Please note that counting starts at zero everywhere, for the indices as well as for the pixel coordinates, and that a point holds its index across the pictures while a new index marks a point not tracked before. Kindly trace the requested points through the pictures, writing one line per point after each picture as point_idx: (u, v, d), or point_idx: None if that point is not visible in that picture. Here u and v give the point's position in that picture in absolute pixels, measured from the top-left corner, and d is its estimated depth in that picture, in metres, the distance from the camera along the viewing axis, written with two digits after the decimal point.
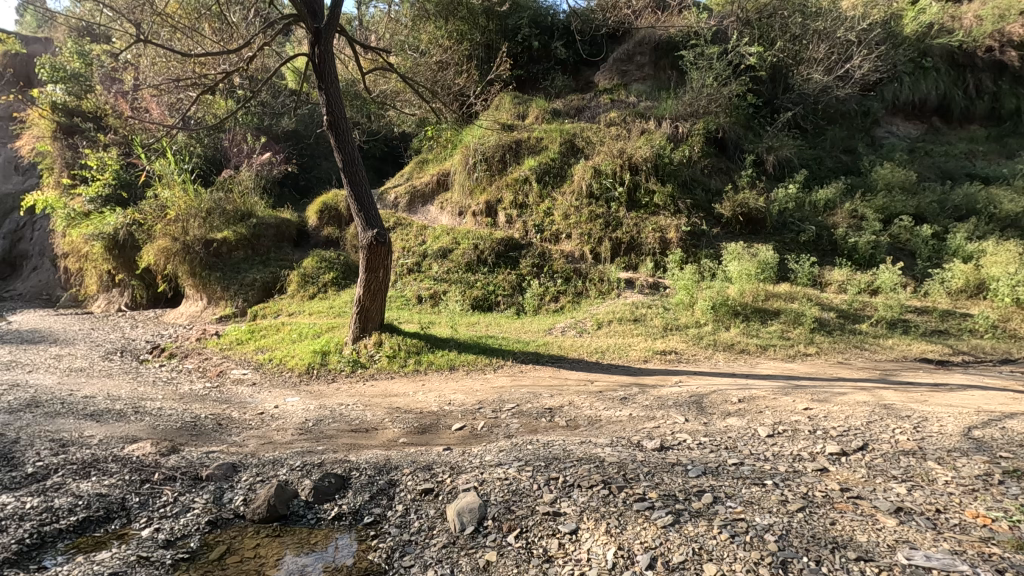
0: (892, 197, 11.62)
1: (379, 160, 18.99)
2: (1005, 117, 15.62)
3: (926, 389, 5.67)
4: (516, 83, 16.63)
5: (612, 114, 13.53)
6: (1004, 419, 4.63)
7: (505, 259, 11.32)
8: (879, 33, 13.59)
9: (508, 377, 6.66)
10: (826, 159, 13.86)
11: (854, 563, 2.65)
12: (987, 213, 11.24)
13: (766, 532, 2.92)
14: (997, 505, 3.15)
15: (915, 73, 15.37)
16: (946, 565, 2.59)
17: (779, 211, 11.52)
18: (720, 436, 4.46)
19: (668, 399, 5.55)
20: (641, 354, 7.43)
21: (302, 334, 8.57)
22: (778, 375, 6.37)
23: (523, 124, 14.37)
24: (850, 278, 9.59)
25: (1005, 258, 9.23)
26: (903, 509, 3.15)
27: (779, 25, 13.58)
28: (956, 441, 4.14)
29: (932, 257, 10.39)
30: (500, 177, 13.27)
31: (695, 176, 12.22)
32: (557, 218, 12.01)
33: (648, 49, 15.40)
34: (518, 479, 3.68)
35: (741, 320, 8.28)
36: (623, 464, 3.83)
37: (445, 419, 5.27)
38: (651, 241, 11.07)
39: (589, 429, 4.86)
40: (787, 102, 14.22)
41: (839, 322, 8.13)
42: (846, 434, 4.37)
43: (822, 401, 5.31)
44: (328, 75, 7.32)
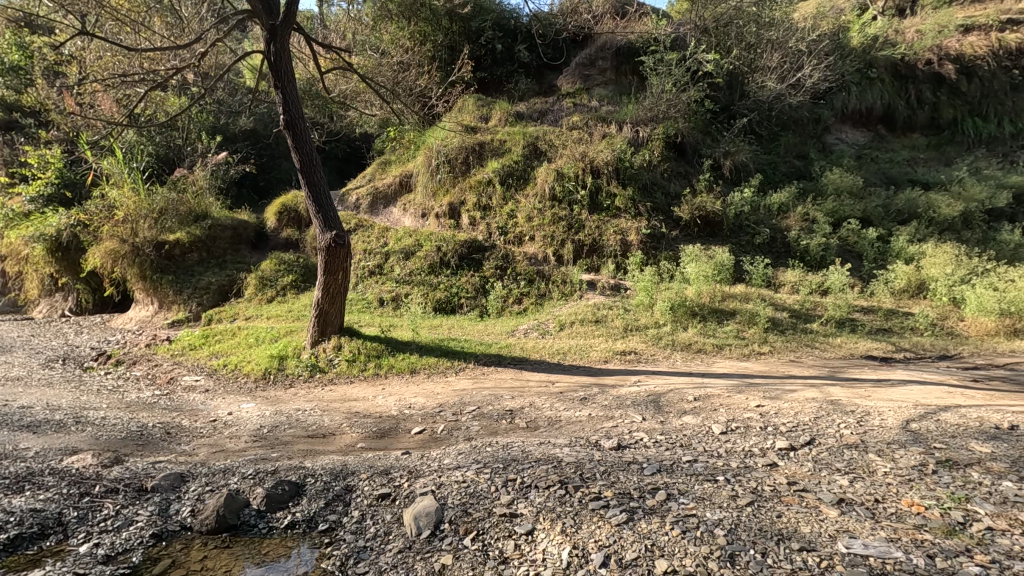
0: (841, 201, 12.12)
1: (341, 160, 18.74)
2: (943, 126, 16.35)
3: (869, 385, 5.93)
4: (479, 86, 16.67)
5: (575, 118, 13.74)
6: (939, 412, 4.88)
7: (468, 261, 11.31)
8: (827, 44, 14.23)
9: (470, 380, 6.63)
10: (780, 164, 14.37)
11: (797, 553, 2.75)
12: (927, 217, 11.84)
13: (715, 527, 3.00)
14: (930, 493, 3.33)
15: (862, 83, 16.06)
16: (882, 553, 2.71)
17: (735, 214, 11.89)
18: (675, 434, 4.57)
19: (626, 399, 5.63)
20: (602, 354, 7.54)
21: (259, 338, 8.36)
22: (733, 373, 6.54)
23: (486, 126, 14.43)
24: (802, 279, 9.97)
25: (942, 259, 9.76)
26: (845, 500, 3.28)
27: (734, 33, 14.05)
28: (895, 434, 4.35)
29: (878, 259, 10.87)
30: (463, 178, 13.27)
31: (655, 179, 12.48)
32: (520, 220, 12.07)
33: (610, 54, 15.68)
34: (476, 481, 3.68)
35: (698, 320, 8.50)
36: (580, 464, 3.87)
37: (405, 423, 5.22)
38: (612, 243, 11.23)
39: (548, 429, 4.90)
40: (743, 108, 14.66)
41: (791, 322, 8.43)
42: (795, 430, 4.53)
43: (774, 397, 5.49)
44: (285, 72, 7.14)
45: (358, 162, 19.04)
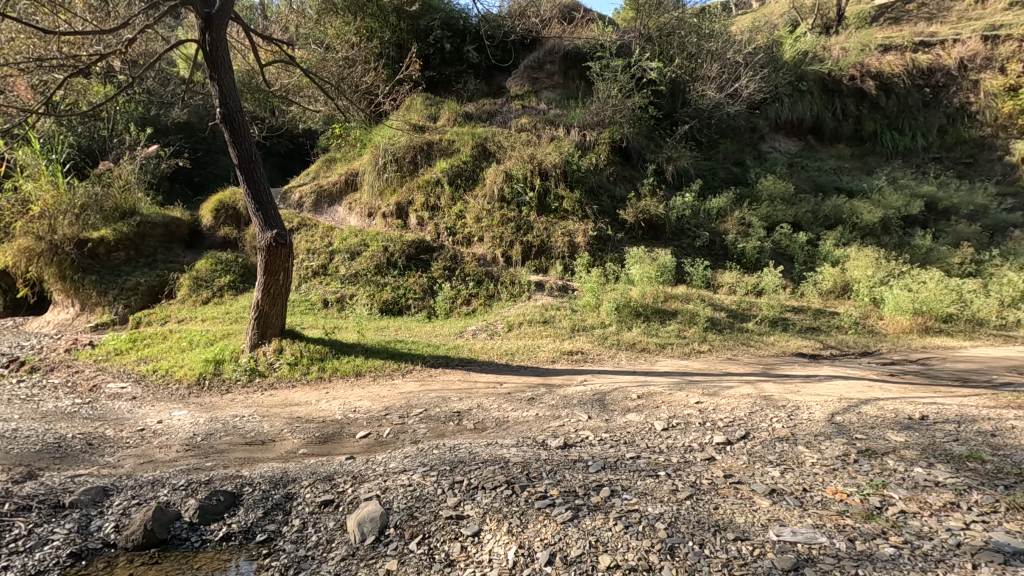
0: (774, 206, 12.79)
1: (284, 157, 18.13)
2: (865, 138, 17.44)
3: (799, 380, 6.29)
4: (427, 85, 16.54)
5: (523, 120, 13.86)
6: (860, 405, 5.23)
7: (416, 261, 11.16)
8: (762, 57, 15.00)
9: (417, 383, 6.53)
10: (718, 170, 14.99)
11: (732, 543, 2.87)
12: (851, 223, 12.65)
13: (657, 521, 3.09)
14: (852, 481, 3.56)
15: (793, 95, 17.01)
16: (808, 539, 2.88)
17: (677, 218, 12.32)
18: (619, 431, 4.68)
19: (573, 398, 5.72)
20: (549, 354, 7.63)
21: (194, 342, 7.95)
22: (675, 371, 6.77)
23: (435, 126, 14.33)
24: (738, 280, 10.44)
25: (864, 262, 10.47)
26: (777, 490, 3.46)
27: (676, 43, 14.57)
28: (821, 426, 4.63)
29: (807, 261, 11.52)
30: (411, 178, 13.13)
31: (601, 182, 12.75)
32: (469, 221, 12.04)
33: (558, 58, 15.94)
34: (422, 484, 3.64)
35: (642, 320, 8.75)
36: (527, 464, 3.90)
37: (350, 427, 5.09)
38: (560, 245, 11.37)
39: (496, 430, 4.91)
40: (684, 116, 15.21)
41: (728, 321, 8.82)
42: (731, 425, 4.74)
43: (712, 394, 5.72)
44: (222, 64, 6.83)
45: (302, 159, 18.47)
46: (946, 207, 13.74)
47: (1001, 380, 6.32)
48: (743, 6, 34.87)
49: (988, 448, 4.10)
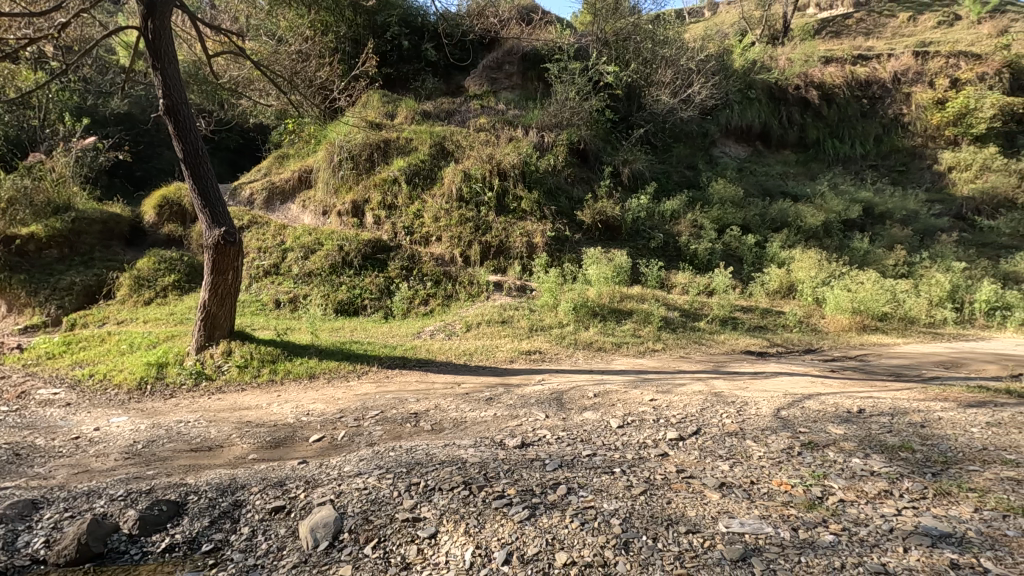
0: (725, 209, 13.23)
1: (233, 152, 17.49)
2: (809, 145, 18.27)
3: (747, 377, 6.54)
4: (384, 82, 16.31)
5: (482, 120, 13.85)
6: (803, 400, 5.48)
7: (372, 261, 10.97)
8: (713, 64, 15.50)
9: (373, 384, 6.41)
10: (672, 173, 15.39)
11: (684, 536, 2.95)
12: (796, 226, 13.21)
13: (612, 517, 3.14)
14: (796, 472, 3.72)
15: (743, 102, 17.66)
16: (756, 530, 2.99)
17: (632, 219, 12.59)
18: (576, 429, 4.73)
19: (531, 397, 5.76)
20: (508, 354, 7.64)
21: (134, 345, 7.55)
22: (630, 370, 6.91)
23: (392, 124, 14.14)
24: (691, 281, 10.76)
25: (808, 264, 10.97)
26: (726, 483, 3.58)
27: (632, 48, 14.87)
28: (768, 421, 4.82)
29: (756, 263, 11.97)
30: (367, 176, 12.92)
31: (559, 184, 12.89)
32: (426, 220, 11.94)
33: (517, 59, 16.02)
34: (378, 487, 3.58)
35: (598, 319, 8.89)
36: (484, 464, 3.90)
37: (302, 431, 4.95)
38: (518, 245, 11.41)
39: (454, 431, 4.87)
40: (640, 119, 15.55)
41: (681, 320, 9.07)
42: (684, 421, 4.88)
43: (665, 391, 5.87)
44: (166, 52, 6.52)
45: (252, 155, 17.86)
46: (881, 212, 14.54)
47: (929, 375, 6.75)
48: (696, 14, 35.84)
49: (917, 438, 4.37)
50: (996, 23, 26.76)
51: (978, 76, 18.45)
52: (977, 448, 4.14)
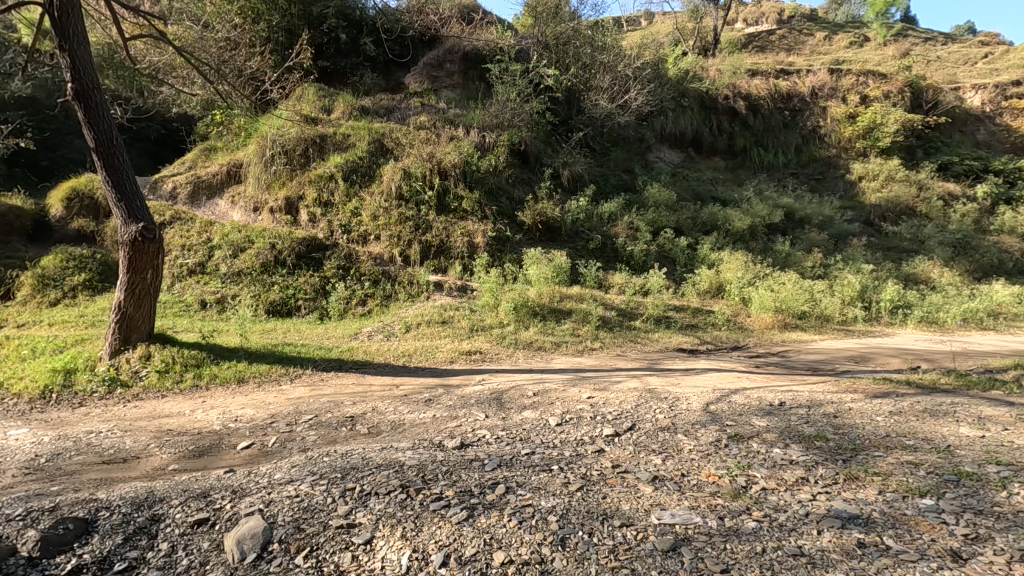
0: (659, 212, 13.71)
1: (154, 143, 16.40)
2: (737, 152, 19.26)
3: (679, 373, 6.81)
4: (321, 75, 15.83)
5: (422, 118, 13.69)
6: (730, 394, 5.76)
7: (307, 260, 10.58)
8: (649, 72, 16.05)
9: (307, 388, 6.18)
10: (610, 176, 15.78)
11: (618, 530, 3.03)
12: (724, 229, 13.88)
13: (549, 514, 3.18)
14: (723, 464, 3.91)
15: (676, 110, 18.40)
16: (685, 520, 3.11)
17: (572, 221, 12.82)
18: (515, 429, 4.76)
19: (471, 398, 5.75)
20: (448, 355, 7.58)
21: (37, 349, 6.91)
22: (569, 368, 7.03)
23: (328, 118, 13.73)
24: (627, 281, 11.08)
25: (735, 266, 11.58)
26: (659, 477, 3.71)
27: (572, 52, 15.17)
28: (698, 415, 5.04)
29: (688, 264, 12.48)
30: (302, 172, 12.50)
31: (500, 184, 12.94)
32: (365, 219, 11.66)
33: (458, 58, 15.98)
34: (311, 494, 3.46)
35: (539, 319, 8.99)
36: (422, 466, 3.85)
37: (229, 438, 4.71)
38: (459, 245, 11.33)
39: (391, 433, 4.79)
40: (579, 123, 15.89)
41: (618, 319, 9.33)
42: (620, 417, 5.01)
43: (602, 389, 6.01)
44: (74, 32, 5.99)
45: (176, 146, 16.82)
46: (801, 217, 15.52)
47: (842, 369, 7.27)
48: (633, 23, 36.99)
49: (831, 427, 4.70)
50: (900, 46, 29.22)
51: (884, 94, 20.09)
52: (882, 435, 4.50)
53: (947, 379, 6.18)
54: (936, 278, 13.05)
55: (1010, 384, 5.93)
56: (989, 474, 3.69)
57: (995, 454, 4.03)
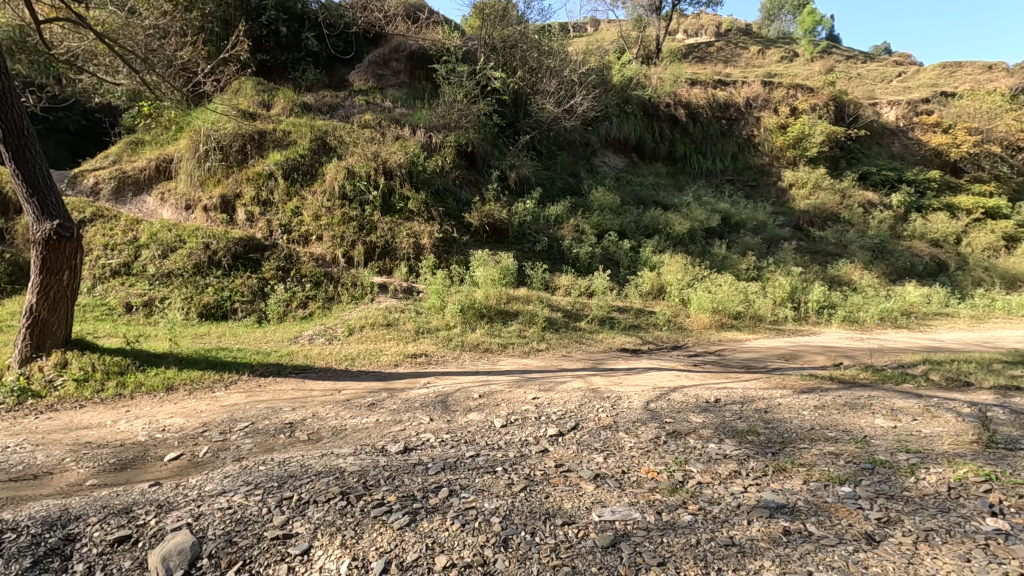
0: (604, 216, 14.02)
1: (73, 135, 15.30)
2: (678, 158, 19.95)
3: (622, 373, 7.01)
4: (260, 69, 15.32)
5: (367, 116, 13.42)
6: (670, 392, 5.97)
7: (244, 261, 10.13)
8: (594, 78, 16.41)
9: (242, 394, 5.91)
10: (557, 179, 15.98)
11: (560, 528, 3.07)
12: (666, 233, 14.34)
13: (492, 515, 3.19)
14: (662, 460, 4.04)
15: (620, 115, 18.91)
16: (625, 516, 3.20)
17: (519, 223, 12.92)
18: (460, 431, 4.74)
19: (415, 401, 5.68)
20: (392, 358, 7.45)
21: None
22: (515, 370, 7.07)
23: (268, 114, 13.25)
24: (573, 283, 11.27)
25: (676, 268, 12.01)
26: (601, 474, 3.80)
27: (519, 55, 15.43)
28: (639, 414, 5.18)
29: (631, 266, 12.81)
30: (239, 169, 12.01)
31: (447, 185, 12.86)
32: (306, 218, 11.32)
33: (403, 57, 15.81)
34: (244, 505, 3.32)
35: (486, 320, 8.99)
36: (363, 472, 3.78)
37: (156, 450, 4.44)
38: (405, 246, 11.17)
39: (332, 439, 4.65)
40: (526, 126, 16.09)
41: (564, 320, 9.47)
42: (564, 417, 5.09)
43: (547, 389, 6.09)
44: None
45: (98, 139, 15.76)
46: (737, 221, 16.24)
47: (773, 366, 7.67)
48: (580, 29, 37.73)
49: (761, 422, 4.95)
50: (826, 62, 31.17)
51: (811, 106, 21.36)
52: (807, 428, 4.78)
53: (865, 374, 6.63)
54: (857, 280, 14.00)
55: (918, 378, 6.44)
56: (899, 461, 3.99)
57: (905, 443, 4.37)
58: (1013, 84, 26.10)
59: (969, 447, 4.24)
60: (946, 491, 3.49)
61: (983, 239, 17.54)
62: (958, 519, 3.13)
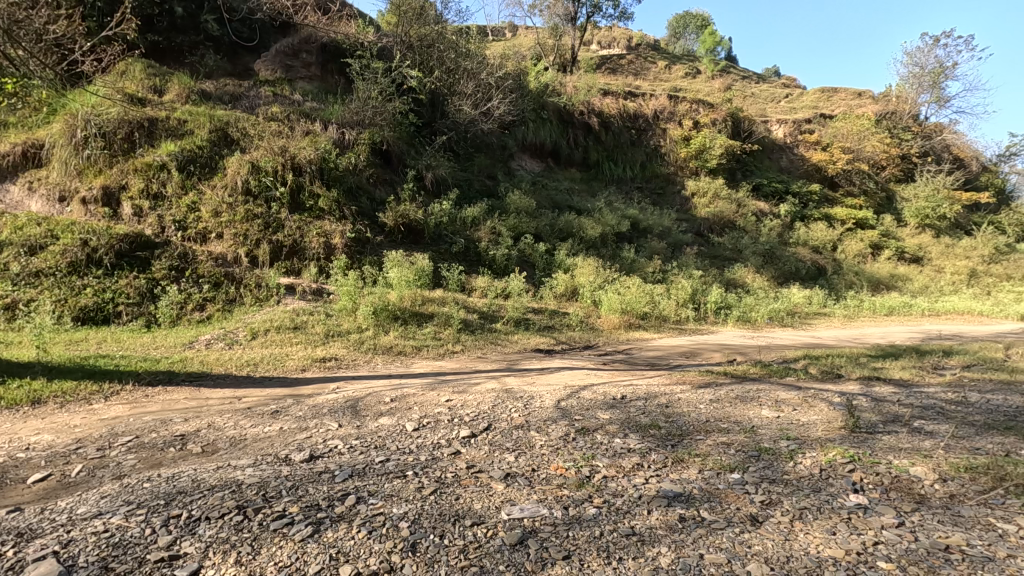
0: (520, 219, 14.26)
1: None
2: (591, 163, 20.65)
3: (536, 373, 7.15)
4: (149, 51, 14.03)
5: (273, 109, 12.76)
6: (580, 390, 6.16)
7: (129, 260, 9.26)
8: (511, 82, 16.67)
9: (125, 406, 5.39)
10: (474, 180, 15.99)
11: (469, 529, 3.08)
12: (580, 236, 14.81)
13: (400, 520, 3.14)
14: (570, 457, 4.17)
15: (536, 121, 19.32)
16: (533, 513, 3.26)
17: (435, 224, 12.81)
18: (370, 436, 4.62)
19: (323, 407, 5.47)
20: (298, 363, 7.11)
21: None
22: (429, 372, 7.01)
23: (159, 99, 12.22)
24: (489, 285, 11.32)
25: (588, 271, 12.46)
26: (511, 473, 3.85)
27: (435, 56, 15.42)
28: (550, 412, 5.31)
29: (546, 268, 13.10)
30: (125, 159, 10.97)
31: (360, 183, 12.51)
32: (204, 215, 10.54)
33: (315, 49, 15.22)
34: (124, 527, 3.03)
35: (400, 322, 8.83)
36: (264, 483, 3.58)
37: (17, 472, 3.94)
38: (315, 246, 10.70)
39: (230, 451, 4.36)
40: (443, 127, 16.03)
41: (480, 322, 9.51)
42: (476, 418, 5.11)
43: (460, 391, 6.07)
44: None
45: None
46: (645, 226, 17.09)
47: (675, 363, 8.16)
48: (498, 33, 38.16)
49: (663, 416, 5.24)
50: (725, 80, 33.68)
51: (711, 120, 22.96)
52: (703, 421, 5.13)
53: (754, 369, 7.24)
54: (749, 282, 15.24)
55: (799, 371, 7.12)
56: (781, 448, 4.39)
57: (786, 431, 4.82)
58: (878, 108, 29.51)
59: (839, 432, 4.75)
60: (818, 472, 3.89)
61: (854, 246, 19.68)
62: (827, 496, 3.50)
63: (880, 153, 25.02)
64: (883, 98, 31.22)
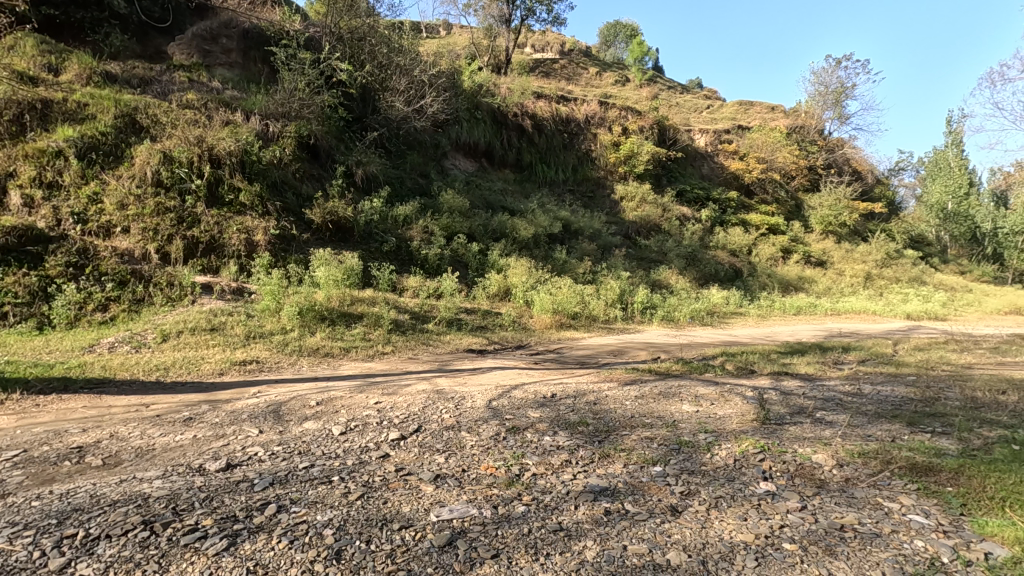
0: (453, 218, 14.18)
1: None
2: (524, 165, 20.86)
3: (467, 373, 7.14)
4: (43, 25, 12.75)
5: (189, 96, 11.97)
6: (511, 390, 6.21)
7: (17, 255, 8.32)
8: (444, 81, 16.56)
9: (12, 417, 4.86)
10: (407, 178, 15.72)
11: (397, 533, 3.03)
12: (512, 237, 14.93)
13: (324, 527, 3.04)
14: (500, 456, 4.19)
15: (470, 121, 19.29)
16: (462, 514, 3.26)
17: (365, 222, 12.49)
18: (293, 442, 4.43)
19: (243, 412, 5.19)
20: (215, 366, 6.70)
21: None
22: (357, 374, 6.82)
23: (55, 79, 11.13)
24: (421, 285, 11.18)
25: (520, 271, 12.58)
26: (440, 475, 3.82)
27: (367, 49, 15.07)
28: (481, 412, 5.31)
29: (479, 268, 13.09)
30: (12, 143, 9.88)
31: (285, 178, 11.99)
32: (107, 207, 9.70)
33: (236, 35, 14.43)
34: (7, 552, 2.74)
35: (327, 323, 8.53)
36: (174, 496, 3.34)
37: None
38: (235, 242, 10.12)
39: (135, 462, 4.04)
40: (374, 122, 15.63)
41: (411, 322, 9.37)
42: (406, 420, 5.02)
43: (390, 393, 5.95)
44: None
45: None
46: (576, 228, 17.49)
47: (603, 362, 8.40)
48: (432, 30, 37.81)
49: (591, 413, 5.39)
50: (652, 89, 35.10)
51: (639, 127, 23.85)
52: (629, 416, 5.32)
53: (677, 366, 7.59)
54: (673, 283, 15.96)
55: (717, 367, 7.54)
56: (700, 440, 4.64)
57: (704, 424, 5.09)
58: (789, 122, 31.76)
59: (751, 424, 5.08)
60: (732, 462, 4.14)
61: (767, 250, 21.07)
62: (740, 485, 3.73)
63: (790, 164, 26.94)
64: (793, 113, 33.66)
